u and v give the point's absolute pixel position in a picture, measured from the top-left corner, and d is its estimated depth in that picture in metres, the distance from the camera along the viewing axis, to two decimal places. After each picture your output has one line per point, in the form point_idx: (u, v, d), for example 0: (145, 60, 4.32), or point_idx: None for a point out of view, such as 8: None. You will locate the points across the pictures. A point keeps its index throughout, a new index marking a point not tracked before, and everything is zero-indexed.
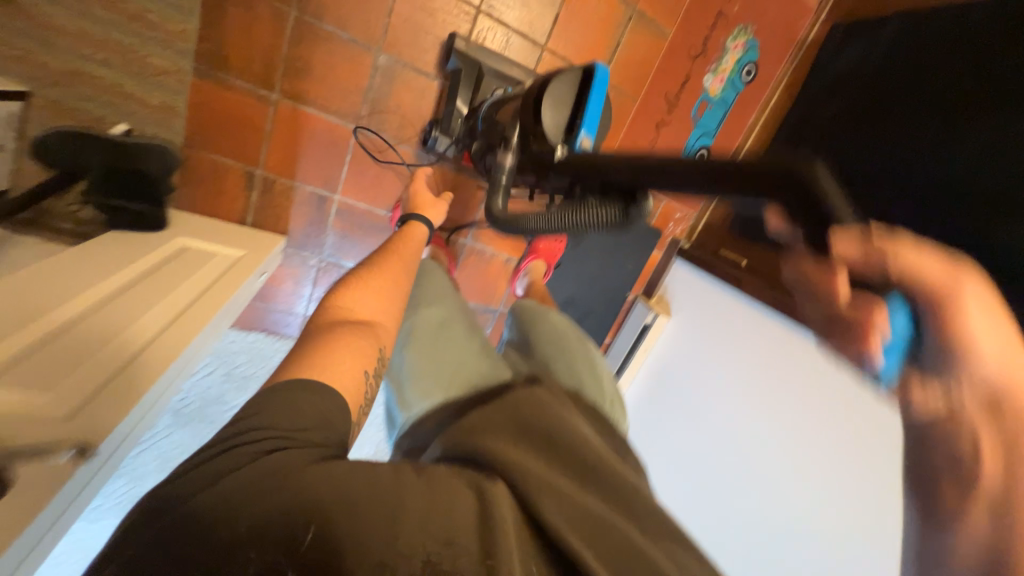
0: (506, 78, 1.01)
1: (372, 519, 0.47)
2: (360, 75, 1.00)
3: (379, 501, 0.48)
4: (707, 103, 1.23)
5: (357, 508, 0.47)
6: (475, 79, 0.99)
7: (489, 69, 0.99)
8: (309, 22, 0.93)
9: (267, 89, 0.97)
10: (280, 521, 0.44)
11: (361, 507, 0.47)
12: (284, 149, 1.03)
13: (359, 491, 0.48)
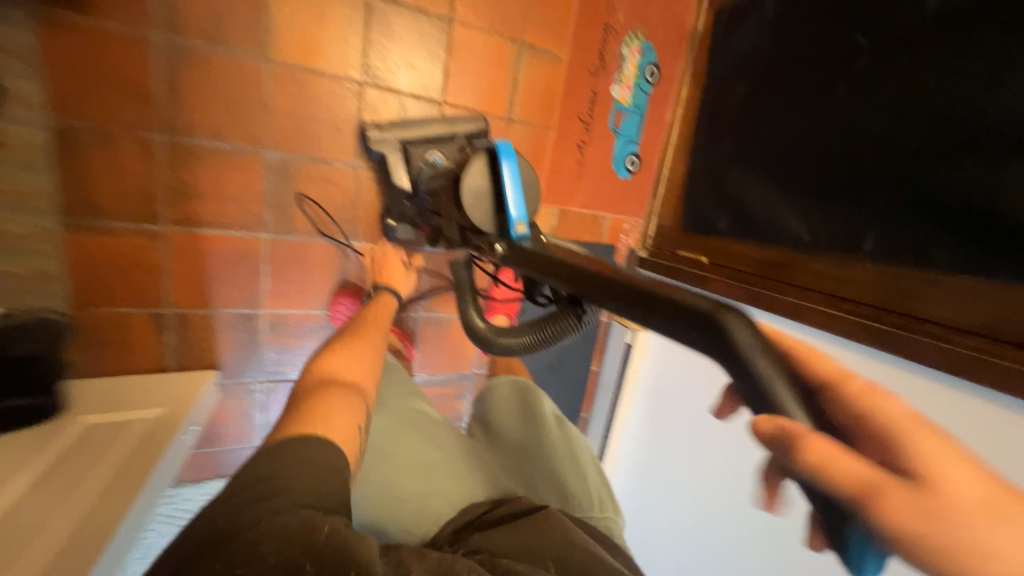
0: (434, 141, 0.96)
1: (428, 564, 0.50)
2: (254, 182, 0.92)
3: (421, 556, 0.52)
4: (621, 112, 1.21)
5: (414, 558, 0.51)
6: (402, 155, 0.94)
7: (412, 138, 0.95)
8: (182, 143, 0.85)
9: (153, 223, 0.87)
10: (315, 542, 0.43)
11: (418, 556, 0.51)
12: (187, 281, 0.92)
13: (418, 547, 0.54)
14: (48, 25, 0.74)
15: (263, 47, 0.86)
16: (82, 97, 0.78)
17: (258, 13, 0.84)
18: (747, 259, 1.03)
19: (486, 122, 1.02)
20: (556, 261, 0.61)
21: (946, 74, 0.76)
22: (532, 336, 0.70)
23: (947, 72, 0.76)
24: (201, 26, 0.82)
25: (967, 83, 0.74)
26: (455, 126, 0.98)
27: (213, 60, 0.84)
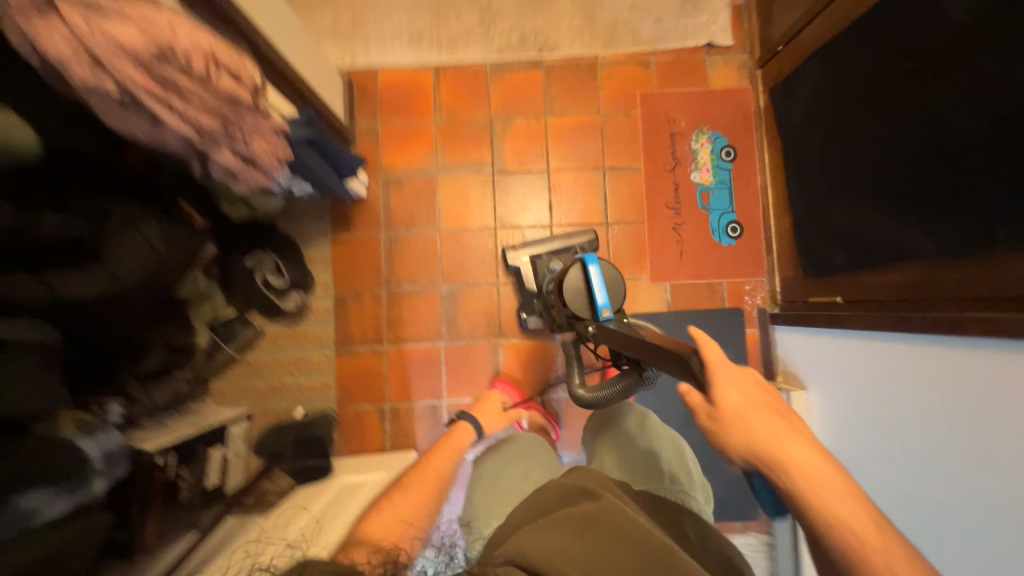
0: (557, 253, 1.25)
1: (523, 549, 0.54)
2: (434, 307, 1.35)
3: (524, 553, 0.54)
4: (707, 191, 1.36)
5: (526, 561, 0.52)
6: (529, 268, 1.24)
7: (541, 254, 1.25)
8: (395, 291, 1.36)
9: (380, 344, 1.35)
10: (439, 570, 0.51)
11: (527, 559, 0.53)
12: (398, 382, 1.34)
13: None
14: (336, 243, 1.37)
15: (436, 223, 1.37)
16: (348, 277, 1.36)
17: (432, 205, 1.37)
18: (879, 284, 0.98)
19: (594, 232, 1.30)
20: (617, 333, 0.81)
21: (974, 59, 0.76)
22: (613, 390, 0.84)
23: (975, 57, 0.76)
24: (403, 222, 1.37)
25: (994, 64, 0.73)
26: (571, 240, 1.27)
27: (409, 239, 1.36)
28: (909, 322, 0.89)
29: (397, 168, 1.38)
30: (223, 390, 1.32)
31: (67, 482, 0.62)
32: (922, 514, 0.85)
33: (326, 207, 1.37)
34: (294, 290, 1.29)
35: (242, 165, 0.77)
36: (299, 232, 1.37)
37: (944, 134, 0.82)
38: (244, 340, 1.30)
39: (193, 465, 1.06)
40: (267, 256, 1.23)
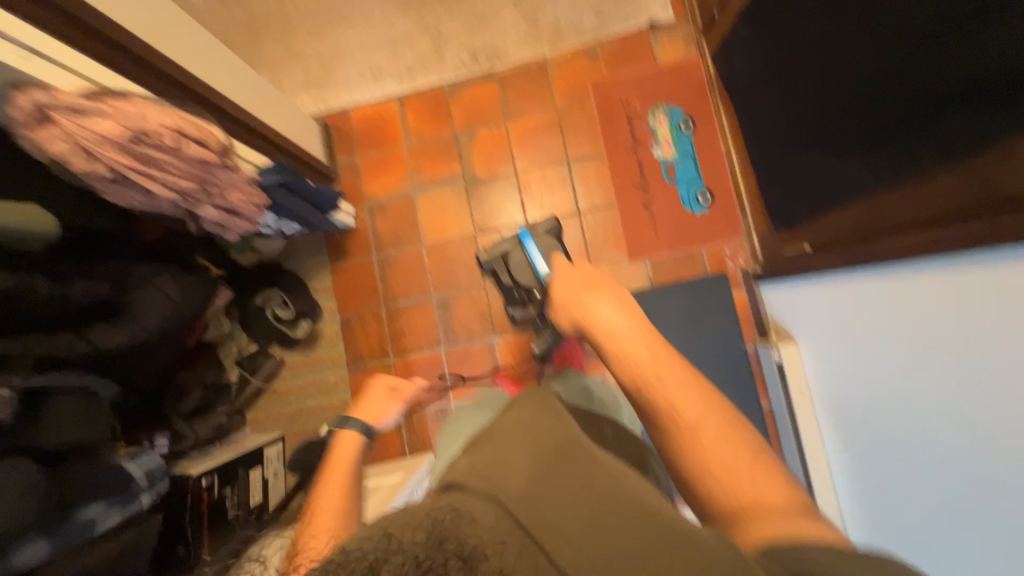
0: None
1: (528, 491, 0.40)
2: (431, 316, 1.45)
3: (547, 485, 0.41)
4: (672, 164, 1.40)
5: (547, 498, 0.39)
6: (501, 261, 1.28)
7: None
8: (393, 306, 1.47)
9: (387, 358, 1.46)
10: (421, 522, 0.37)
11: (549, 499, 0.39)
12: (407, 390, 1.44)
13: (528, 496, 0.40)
14: (335, 272, 1.50)
15: (421, 239, 1.47)
16: (350, 300, 1.48)
17: (414, 222, 1.48)
18: (841, 223, 0.99)
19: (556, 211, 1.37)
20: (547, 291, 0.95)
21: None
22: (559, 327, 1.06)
23: None
24: (391, 242, 1.48)
25: None
26: None
27: (399, 256, 1.48)
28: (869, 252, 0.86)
29: (379, 194, 1.50)
30: (258, 417, 1.48)
31: (119, 496, 0.75)
32: (899, 444, 0.82)
33: (322, 240, 1.51)
34: (303, 319, 1.42)
35: (226, 216, 0.90)
36: (302, 267, 1.51)
37: (865, 69, 0.83)
38: (268, 369, 1.46)
39: (235, 486, 1.20)
40: (273, 291, 1.37)
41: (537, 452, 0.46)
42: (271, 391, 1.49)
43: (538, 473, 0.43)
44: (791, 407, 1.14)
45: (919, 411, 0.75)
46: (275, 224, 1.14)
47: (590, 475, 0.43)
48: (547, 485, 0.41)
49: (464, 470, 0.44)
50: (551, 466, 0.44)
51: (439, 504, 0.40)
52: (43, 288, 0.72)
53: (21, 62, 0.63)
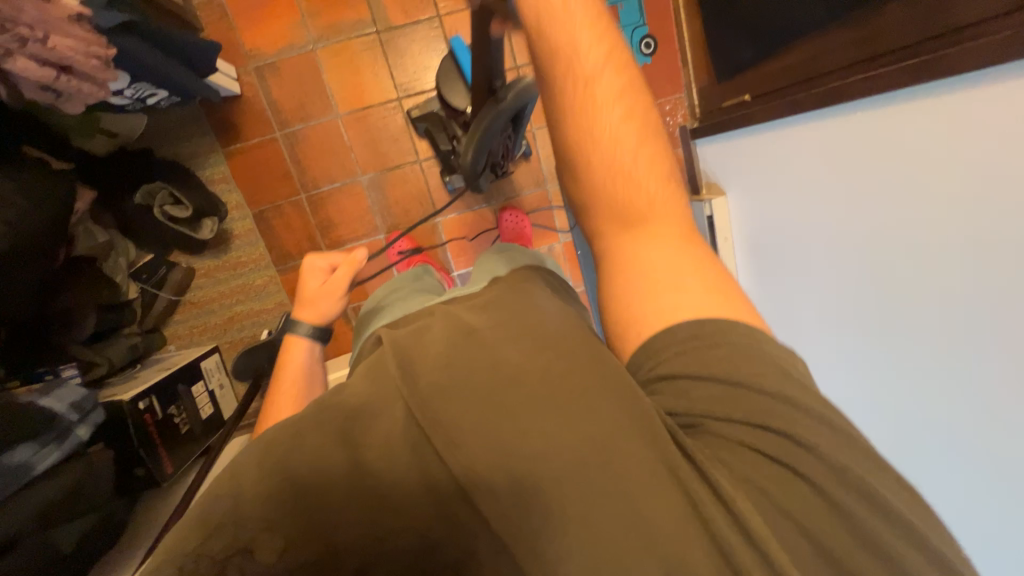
0: None
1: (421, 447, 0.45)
2: (363, 201, 1.30)
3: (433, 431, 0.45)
4: (615, 5, 1.25)
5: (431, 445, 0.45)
6: (437, 121, 1.19)
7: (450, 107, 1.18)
8: (315, 194, 1.28)
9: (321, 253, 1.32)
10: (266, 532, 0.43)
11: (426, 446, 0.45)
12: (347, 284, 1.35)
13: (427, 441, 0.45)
14: (231, 157, 1.23)
15: (333, 108, 1.23)
16: (259, 190, 1.26)
17: (321, 87, 1.21)
18: (783, 69, 0.99)
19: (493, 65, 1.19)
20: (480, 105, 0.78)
21: None
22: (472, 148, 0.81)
23: None
24: (296, 114, 1.22)
25: None
26: None
27: (310, 132, 1.24)
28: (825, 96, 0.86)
29: (265, 49, 1.18)
30: (180, 334, 1.32)
31: (47, 433, 0.65)
32: (824, 275, 0.95)
33: (202, 116, 1.20)
34: (206, 218, 1.19)
35: (58, 76, 0.65)
36: (185, 154, 1.22)
37: None
38: (176, 281, 1.26)
39: (180, 404, 1.12)
40: (157, 187, 1.10)
41: (466, 347, 0.51)
42: (188, 303, 1.32)
43: (462, 384, 0.47)
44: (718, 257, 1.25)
45: (858, 251, 0.86)
46: (132, 89, 0.87)
47: (523, 364, 0.48)
48: (465, 384, 0.47)
49: (401, 379, 0.49)
50: (468, 361, 0.49)
51: (331, 408, 0.49)
52: None
53: None
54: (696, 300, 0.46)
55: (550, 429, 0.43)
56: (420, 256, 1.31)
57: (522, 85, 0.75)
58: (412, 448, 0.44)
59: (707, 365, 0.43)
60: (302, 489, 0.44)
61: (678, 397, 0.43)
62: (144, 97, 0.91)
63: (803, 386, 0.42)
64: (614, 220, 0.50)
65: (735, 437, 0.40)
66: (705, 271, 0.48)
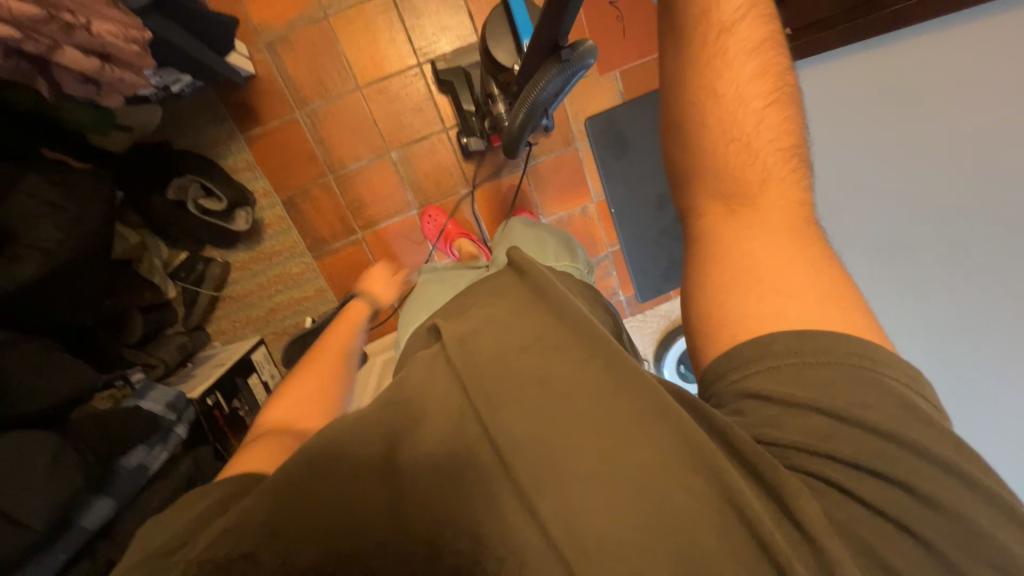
0: None
1: (537, 434, 0.41)
2: (391, 176, 1.26)
3: (557, 422, 0.41)
4: None
5: (546, 435, 0.41)
6: (463, 77, 1.12)
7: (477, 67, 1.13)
8: (342, 173, 1.24)
9: (354, 234, 1.30)
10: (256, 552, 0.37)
11: (541, 433, 0.41)
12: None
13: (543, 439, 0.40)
14: (252, 143, 1.18)
15: (352, 80, 1.17)
16: (285, 174, 1.22)
17: (337, 58, 1.15)
18: None
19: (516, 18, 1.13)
20: (532, 61, 0.68)
21: None
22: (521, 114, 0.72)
23: None
24: (314, 90, 1.17)
25: None
26: None
27: (330, 108, 1.18)
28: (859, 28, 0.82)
29: (274, 23, 1.11)
30: (224, 329, 1.31)
31: (153, 436, 0.65)
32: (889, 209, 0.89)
33: (217, 101, 1.14)
34: (239, 208, 1.16)
35: (103, 66, 0.61)
36: (205, 143, 1.17)
37: None
38: (215, 276, 1.24)
39: (242, 397, 1.14)
40: (188, 179, 1.08)
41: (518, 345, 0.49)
42: (225, 298, 1.30)
43: (493, 382, 0.45)
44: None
45: None
46: (158, 77, 0.82)
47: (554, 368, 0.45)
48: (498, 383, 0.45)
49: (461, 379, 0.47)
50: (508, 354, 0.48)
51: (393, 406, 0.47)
52: None
53: None
54: (819, 307, 0.42)
55: (585, 429, 0.40)
56: (456, 229, 1.29)
57: (585, 46, 0.66)
58: (449, 438, 0.42)
59: (805, 387, 0.39)
60: (300, 498, 0.40)
61: (822, 436, 0.37)
62: (169, 84, 0.86)
63: (928, 424, 0.37)
64: (721, 199, 0.49)
65: (846, 484, 0.36)
66: (814, 273, 0.44)
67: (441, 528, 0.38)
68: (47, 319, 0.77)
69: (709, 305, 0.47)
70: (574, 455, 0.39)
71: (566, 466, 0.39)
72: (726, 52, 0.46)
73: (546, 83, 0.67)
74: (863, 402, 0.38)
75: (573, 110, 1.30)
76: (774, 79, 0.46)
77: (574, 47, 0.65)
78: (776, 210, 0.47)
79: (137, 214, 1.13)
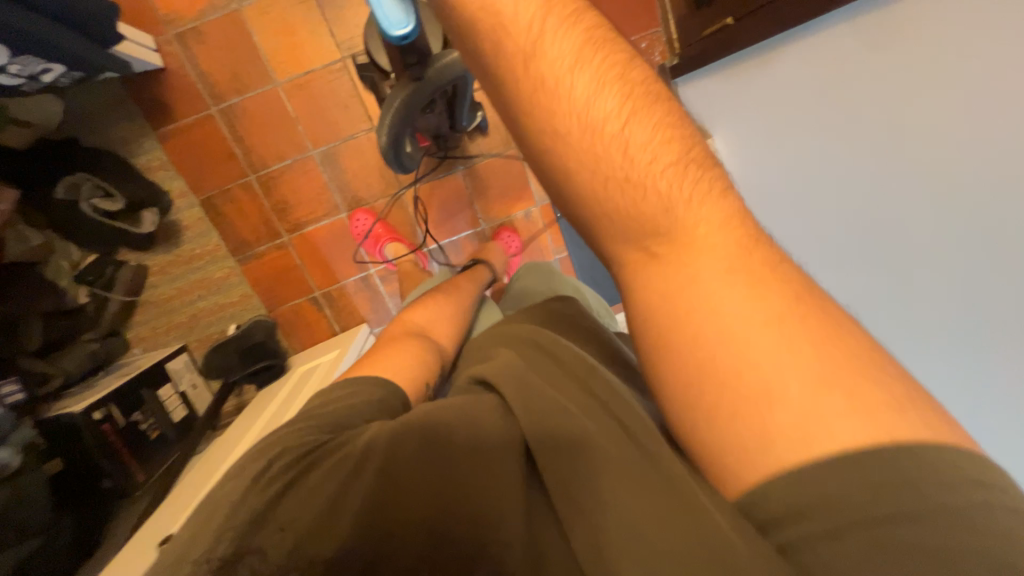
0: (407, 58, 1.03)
1: (614, 480, 0.38)
2: (318, 177, 1.19)
3: (628, 467, 0.39)
4: None
5: (617, 479, 0.38)
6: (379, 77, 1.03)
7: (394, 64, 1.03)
8: (265, 173, 1.17)
9: (281, 237, 1.23)
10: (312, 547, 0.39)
11: (616, 478, 0.38)
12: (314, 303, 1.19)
13: (612, 476, 0.38)
14: (165, 141, 1.12)
15: (270, 75, 1.11)
16: (204, 174, 1.16)
17: (254, 51, 1.09)
18: None
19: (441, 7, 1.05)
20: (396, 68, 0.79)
21: None
22: (390, 119, 0.81)
23: None
24: (230, 85, 1.10)
25: None
26: None
27: (248, 105, 1.12)
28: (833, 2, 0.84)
29: (184, 14, 1.05)
30: (144, 336, 1.25)
31: None
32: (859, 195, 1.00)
33: (126, 96, 1.08)
34: (147, 210, 1.10)
35: None
36: (115, 141, 1.11)
37: None
38: (127, 280, 1.18)
39: (147, 409, 1.07)
40: (80, 178, 1.00)
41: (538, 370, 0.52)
42: (145, 305, 1.24)
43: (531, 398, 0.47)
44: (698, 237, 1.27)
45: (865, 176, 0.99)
46: (18, 66, 0.76)
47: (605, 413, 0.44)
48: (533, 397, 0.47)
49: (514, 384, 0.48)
50: (567, 389, 0.48)
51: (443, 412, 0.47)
52: None
53: None
54: (810, 398, 0.33)
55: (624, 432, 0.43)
56: (386, 232, 1.23)
57: (446, 58, 0.76)
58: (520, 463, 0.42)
59: (838, 507, 0.31)
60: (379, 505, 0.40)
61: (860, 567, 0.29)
62: (38, 75, 0.80)
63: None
64: (636, 241, 0.39)
65: None
66: (805, 344, 0.34)
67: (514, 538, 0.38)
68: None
69: (675, 389, 0.39)
70: (632, 493, 0.37)
71: (630, 497, 0.37)
72: (561, 70, 0.36)
73: (408, 89, 0.78)
74: (903, 536, 0.29)
75: None
76: (615, 55, 0.37)
77: (432, 61, 0.76)
78: (614, 217, 0.38)
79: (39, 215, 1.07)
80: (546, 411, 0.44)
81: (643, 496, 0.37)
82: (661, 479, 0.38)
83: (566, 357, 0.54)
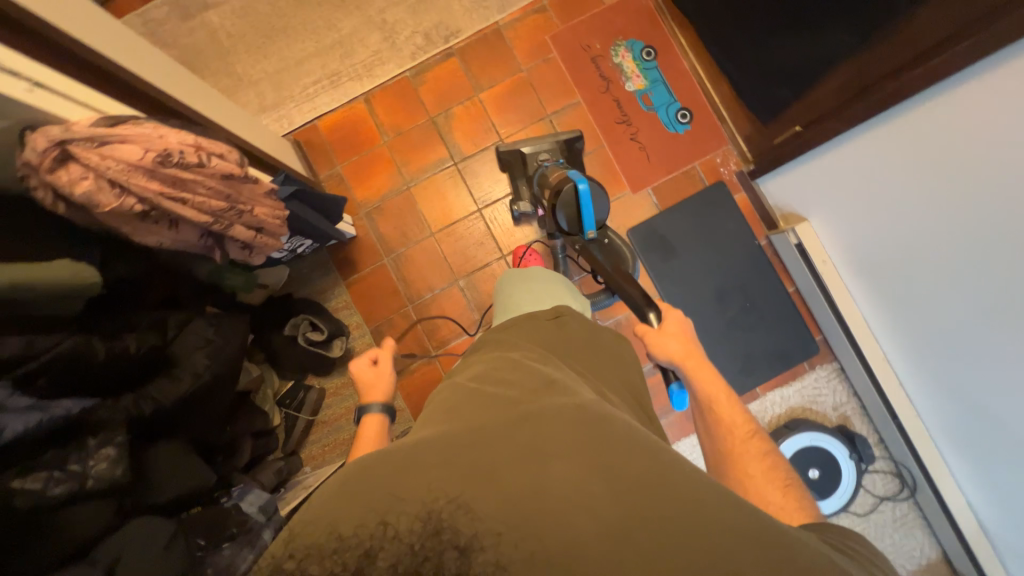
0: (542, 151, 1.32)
1: (560, 478, 0.47)
2: (459, 300, 1.44)
3: (574, 466, 0.48)
4: (646, 93, 1.46)
5: (566, 473, 0.48)
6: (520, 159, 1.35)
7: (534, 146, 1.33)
8: (419, 302, 1.45)
9: (429, 354, 1.43)
10: (310, 553, 0.44)
11: (564, 474, 0.48)
12: (376, 378, 0.95)
13: (561, 476, 0.48)
14: (350, 287, 1.46)
15: (428, 229, 1.46)
16: (374, 308, 1.45)
17: (417, 214, 1.46)
18: (828, 94, 1.08)
19: (579, 131, 1.35)
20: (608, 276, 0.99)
21: None
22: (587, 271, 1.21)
23: None
24: (398, 240, 1.46)
25: None
26: (559, 136, 1.35)
27: (410, 253, 1.46)
28: (885, 100, 0.93)
29: (372, 197, 1.47)
30: (314, 454, 1.42)
31: (243, 534, 0.72)
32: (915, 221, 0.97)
33: (328, 258, 1.47)
34: (337, 338, 1.38)
35: (256, 235, 0.85)
36: (316, 291, 1.47)
37: None
38: (312, 401, 1.41)
39: None
40: (301, 318, 1.34)
41: (521, 401, 0.58)
42: (319, 424, 1.44)
43: (506, 418, 0.55)
44: (845, 327, 1.29)
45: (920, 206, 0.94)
46: (290, 243, 1.12)
47: (545, 423, 0.53)
48: (520, 421, 0.54)
49: (473, 416, 0.56)
50: (512, 411, 0.56)
51: (408, 443, 0.53)
52: (101, 348, 0.67)
53: (17, 92, 0.55)
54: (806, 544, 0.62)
55: (593, 448, 0.50)
56: None
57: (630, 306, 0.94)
58: (476, 462, 0.49)
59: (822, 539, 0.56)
60: (351, 516, 0.46)
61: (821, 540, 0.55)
62: (295, 247, 1.16)
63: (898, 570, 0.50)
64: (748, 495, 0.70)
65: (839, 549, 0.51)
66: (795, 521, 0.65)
67: (475, 523, 0.45)
68: (204, 436, 0.92)
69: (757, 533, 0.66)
70: (584, 482, 0.47)
71: (583, 490, 0.46)
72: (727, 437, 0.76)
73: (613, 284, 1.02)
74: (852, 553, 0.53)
75: (614, 225, 1.46)
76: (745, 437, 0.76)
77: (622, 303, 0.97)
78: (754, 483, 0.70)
79: (262, 352, 1.37)
80: (505, 429, 0.53)
81: (583, 494, 0.46)
82: (595, 477, 0.47)
83: (499, 383, 0.63)
